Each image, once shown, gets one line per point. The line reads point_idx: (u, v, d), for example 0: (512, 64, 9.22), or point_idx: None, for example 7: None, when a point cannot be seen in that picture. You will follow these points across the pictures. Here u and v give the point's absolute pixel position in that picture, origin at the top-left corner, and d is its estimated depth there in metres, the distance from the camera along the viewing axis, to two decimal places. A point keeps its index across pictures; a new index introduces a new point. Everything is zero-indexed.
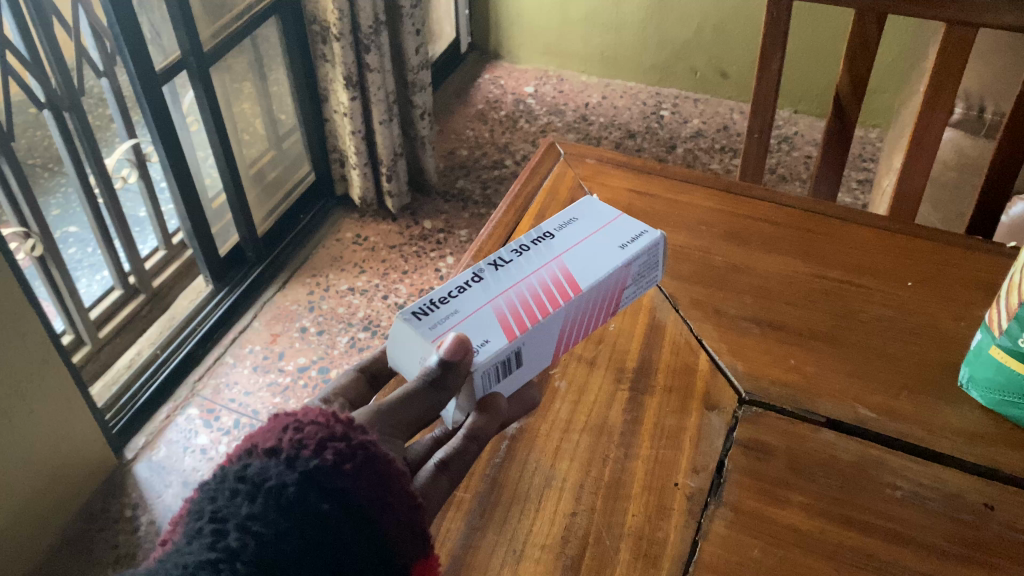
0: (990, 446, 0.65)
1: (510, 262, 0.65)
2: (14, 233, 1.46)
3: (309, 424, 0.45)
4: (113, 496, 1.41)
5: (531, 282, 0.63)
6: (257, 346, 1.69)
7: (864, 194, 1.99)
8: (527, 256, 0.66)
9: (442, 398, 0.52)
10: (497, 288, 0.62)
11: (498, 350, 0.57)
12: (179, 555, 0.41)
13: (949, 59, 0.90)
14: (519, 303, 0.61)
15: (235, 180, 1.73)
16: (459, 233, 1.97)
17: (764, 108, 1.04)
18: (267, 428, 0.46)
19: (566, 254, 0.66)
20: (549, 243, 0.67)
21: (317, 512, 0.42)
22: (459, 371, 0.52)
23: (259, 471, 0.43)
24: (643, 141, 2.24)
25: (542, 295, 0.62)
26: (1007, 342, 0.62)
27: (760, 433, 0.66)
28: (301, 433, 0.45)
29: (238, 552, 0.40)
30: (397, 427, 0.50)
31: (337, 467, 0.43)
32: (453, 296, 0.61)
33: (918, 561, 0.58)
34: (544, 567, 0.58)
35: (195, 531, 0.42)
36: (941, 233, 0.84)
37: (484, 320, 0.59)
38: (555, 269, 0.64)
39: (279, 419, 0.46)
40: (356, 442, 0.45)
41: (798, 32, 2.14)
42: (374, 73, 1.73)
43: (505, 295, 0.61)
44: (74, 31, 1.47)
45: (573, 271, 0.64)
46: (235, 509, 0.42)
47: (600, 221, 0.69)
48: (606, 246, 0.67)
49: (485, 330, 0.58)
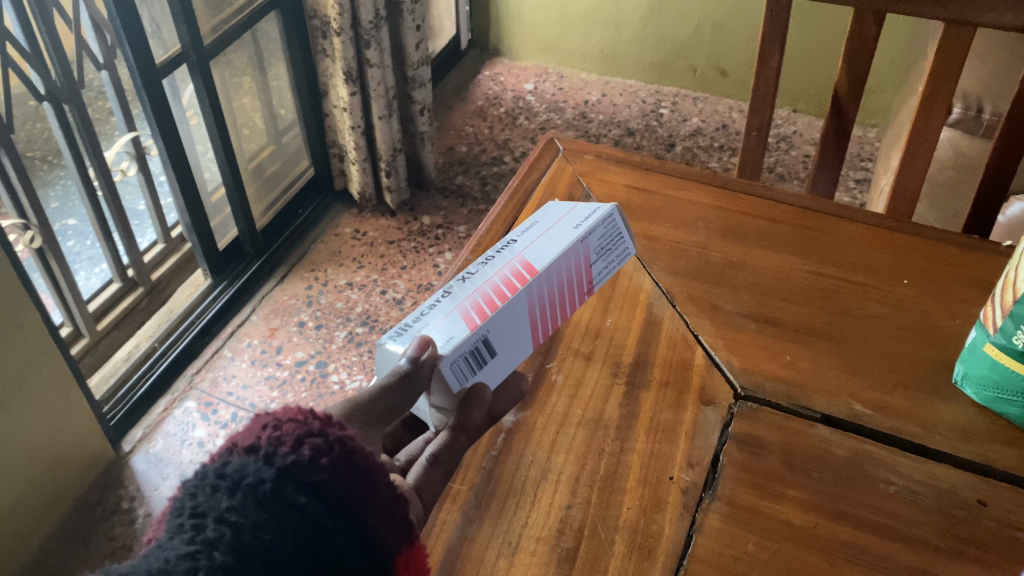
0: (984, 443, 0.65)
1: (475, 270, 0.64)
2: (13, 225, 1.46)
3: (288, 421, 0.45)
4: (110, 488, 1.42)
5: (492, 279, 0.61)
6: (256, 340, 1.70)
7: (862, 193, 1.99)
8: (491, 261, 0.64)
9: (415, 389, 0.52)
10: (463, 294, 0.61)
11: (458, 344, 0.56)
12: (159, 552, 0.40)
13: (947, 58, 0.90)
14: (481, 300, 0.60)
15: (234, 175, 1.73)
16: (457, 229, 1.97)
17: (762, 106, 1.04)
18: (245, 428, 0.46)
19: (527, 245, 0.64)
20: (513, 244, 0.66)
21: (294, 505, 0.42)
22: (427, 363, 0.54)
23: (238, 468, 0.43)
24: (642, 139, 2.24)
25: (500, 287, 0.61)
26: (1001, 339, 0.63)
27: (754, 428, 0.66)
28: (280, 430, 0.45)
29: (216, 543, 0.40)
30: (372, 416, 0.50)
31: (314, 462, 0.44)
32: (423, 313, 0.61)
33: (911, 556, 0.58)
34: (540, 560, 0.58)
35: (175, 526, 0.41)
36: (937, 231, 0.84)
37: (448, 325, 0.58)
38: (514, 261, 0.62)
39: (258, 419, 0.46)
40: (333, 437, 0.45)
41: (798, 31, 2.14)
42: (374, 68, 1.73)
43: (467, 297, 0.60)
44: (75, 23, 1.47)
45: (530, 259, 0.62)
46: (214, 503, 0.42)
47: (561, 211, 0.67)
48: (561, 229, 0.64)
49: (447, 330, 0.58)
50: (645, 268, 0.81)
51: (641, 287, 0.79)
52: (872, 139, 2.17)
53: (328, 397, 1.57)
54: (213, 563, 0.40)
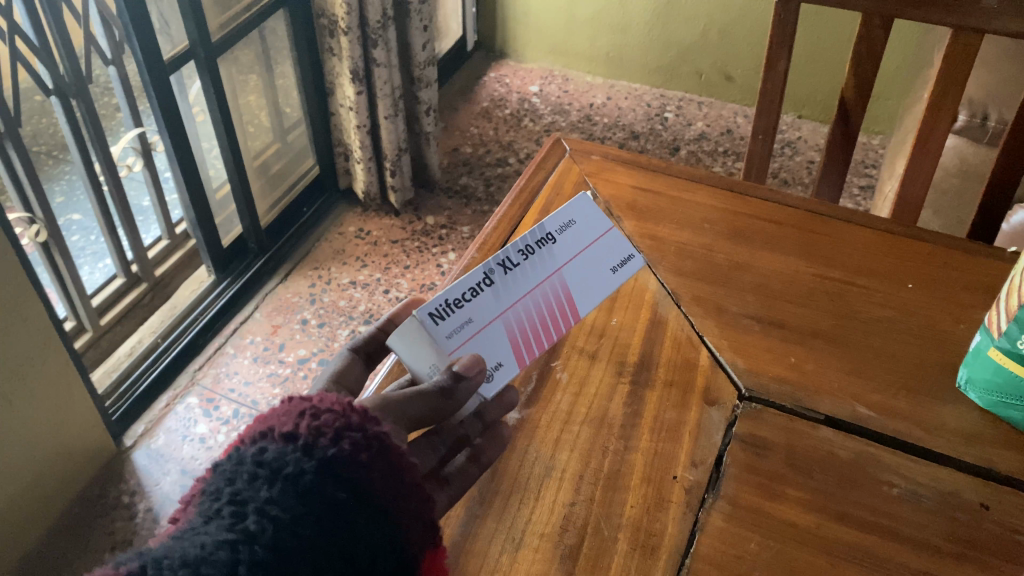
0: (986, 447, 0.65)
1: (519, 260, 0.62)
2: (18, 218, 1.46)
3: (326, 411, 0.49)
4: (111, 482, 1.42)
5: (536, 299, 0.62)
6: (258, 337, 1.70)
7: (866, 200, 2.00)
8: (532, 263, 0.62)
9: (447, 405, 0.57)
10: (507, 296, 0.61)
11: (508, 376, 0.61)
12: (196, 534, 0.43)
13: (954, 64, 0.90)
14: (526, 320, 0.62)
15: (239, 171, 1.73)
16: (461, 229, 1.98)
17: (769, 110, 1.05)
18: (283, 411, 0.49)
19: (567, 265, 0.64)
20: (551, 248, 0.63)
21: (332, 499, 0.45)
22: (468, 385, 0.56)
23: (277, 456, 0.46)
24: (647, 143, 2.25)
25: (543, 315, 0.63)
26: (1006, 344, 0.63)
27: (758, 428, 0.67)
28: (318, 420, 0.48)
29: (256, 535, 0.43)
30: (401, 419, 0.55)
31: (353, 456, 0.47)
32: (467, 299, 0.59)
33: (914, 557, 0.58)
34: (543, 555, 0.59)
35: (214, 511, 0.44)
36: (943, 237, 0.85)
37: (497, 339, 0.60)
38: (558, 287, 0.64)
39: (294, 403, 0.50)
40: (370, 433, 0.48)
41: (804, 37, 2.15)
42: (381, 68, 1.74)
43: (513, 312, 0.61)
44: (83, 19, 1.47)
45: (573, 293, 0.64)
46: (254, 493, 0.45)
47: (597, 232, 0.66)
48: (598, 267, 0.66)
49: (494, 352, 0.60)
50: (651, 268, 0.82)
51: (647, 287, 0.80)
52: (876, 146, 2.18)
53: None
54: (252, 555, 0.42)
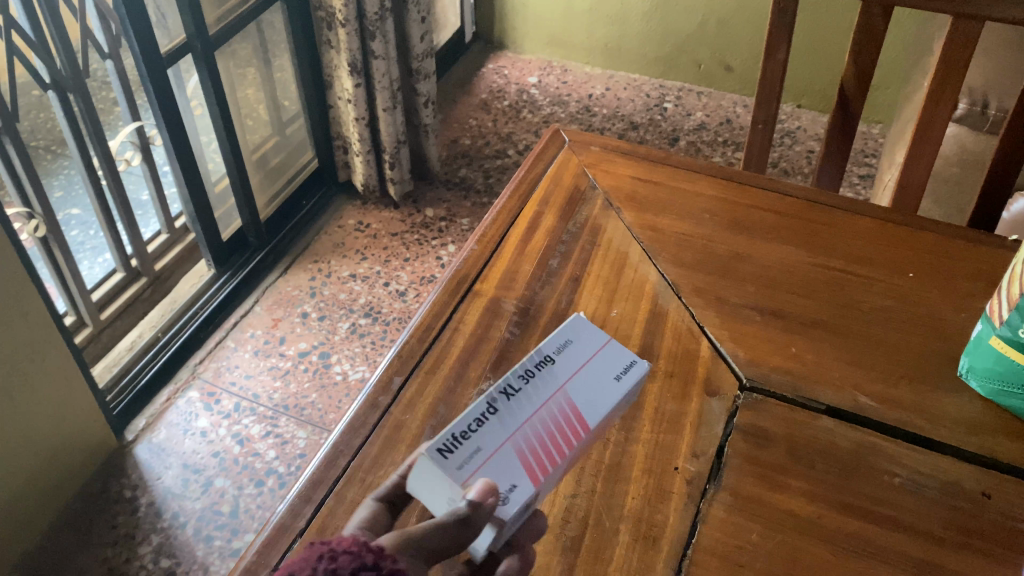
0: (988, 436, 0.65)
1: (520, 384, 0.55)
2: (16, 213, 1.46)
3: (343, 552, 0.40)
4: (113, 476, 1.42)
5: (546, 419, 0.54)
6: (259, 331, 1.70)
7: (866, 189, 1.99)
8: (535, 383, 0.56)
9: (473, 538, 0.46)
10: (513, 420, 0.53)
11: (527, 499, 0.51)
12: None
13: (954, 52, 0.90)
14: (539, 441, 0.53)
15: (238, 165, 1.73)
16: (460, 221, 1.98)
17: (768, 99, 1.04)
18: (298, 558, 0.40)
19: (573, 381, 0.57)
20: (551, 367, 0.57)
21: None
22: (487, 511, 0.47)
23: None
24: (646, 133, 2.24)
25: (558, 436, 0.54)
26: (1007, 332, 0.63)
27: (760, 419, 0.67)
28: (336, 562, 0.39)
29: None
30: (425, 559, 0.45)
31: None
32: (472, 429, 0.52)
33: (916, 547, 0.58)
34: (544, 547, 0.59)
35: None
36: (944, 225, 0.84)
37: (510, 464, 0.51)
38: (568, 403, 0.55)
39: (311, 549, 0.40)
40: None
41: (803, 26, 2.14)
42: (379, 60, 1.73)
43: (524, 432, 0.53)
44: (79, 13, 1.47)
45: (583, 408, 0.56)
46: None
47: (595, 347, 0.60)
48: (602, 378, 0.58)
49: (510, 478, 0.51)
50: (650, 259, 0.82)
51: (647, 279, 0.79)
52: (876, 135, 2.17)
53: (331, 388, 1.58)
54: None
